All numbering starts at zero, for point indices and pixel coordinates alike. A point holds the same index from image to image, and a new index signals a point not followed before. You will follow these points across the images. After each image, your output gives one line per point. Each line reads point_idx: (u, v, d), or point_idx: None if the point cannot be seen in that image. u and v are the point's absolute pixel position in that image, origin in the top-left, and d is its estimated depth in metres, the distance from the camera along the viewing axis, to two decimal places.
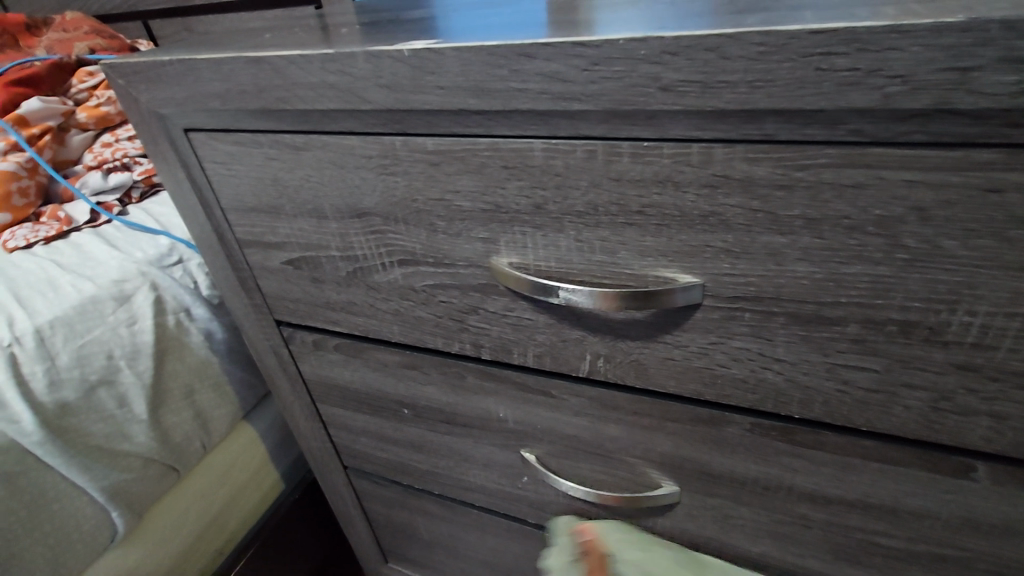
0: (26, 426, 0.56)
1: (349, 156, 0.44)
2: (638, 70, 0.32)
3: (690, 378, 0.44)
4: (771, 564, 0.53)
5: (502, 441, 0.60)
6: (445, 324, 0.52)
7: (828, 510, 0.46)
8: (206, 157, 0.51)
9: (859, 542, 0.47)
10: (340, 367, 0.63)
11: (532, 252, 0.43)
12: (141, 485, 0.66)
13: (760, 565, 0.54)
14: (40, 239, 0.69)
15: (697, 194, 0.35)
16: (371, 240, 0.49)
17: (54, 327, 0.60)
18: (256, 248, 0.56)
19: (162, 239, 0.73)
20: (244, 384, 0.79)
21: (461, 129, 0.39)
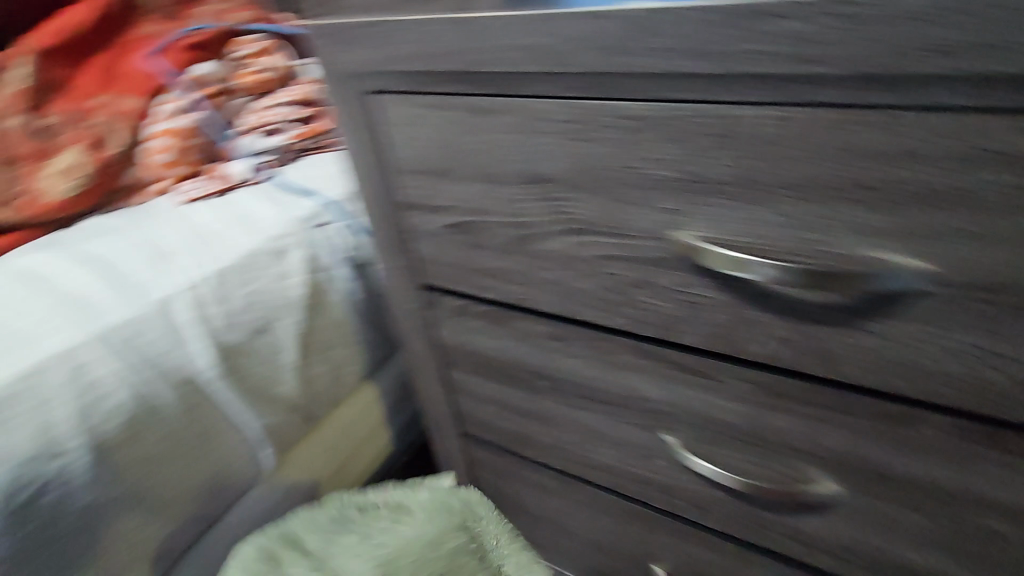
0: (206, 362, 0.61)
1: (539, 120, 0.44)
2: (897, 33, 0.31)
3: (888, 370, 0.41)
4: None
5: (642, 421, 0.59)
6: (607, 297, 0.51)
7: None
8: (388, 119, 0.53)
9: None
10: (481, 334, 0.65)
11: (728, 226, 0.41)
12: (286, 429, 0.70)
13: None
14: (211, 193, 0.75)
15: (945, 167, 0.33)
16: (544, 208, 0.49)
17: (227, 274, 0.65)
18: (420, 210, 0.58)
19: (312, 201, 0.77)
20: (372, 345, 0.82)
21: (675, 94, 0.39)
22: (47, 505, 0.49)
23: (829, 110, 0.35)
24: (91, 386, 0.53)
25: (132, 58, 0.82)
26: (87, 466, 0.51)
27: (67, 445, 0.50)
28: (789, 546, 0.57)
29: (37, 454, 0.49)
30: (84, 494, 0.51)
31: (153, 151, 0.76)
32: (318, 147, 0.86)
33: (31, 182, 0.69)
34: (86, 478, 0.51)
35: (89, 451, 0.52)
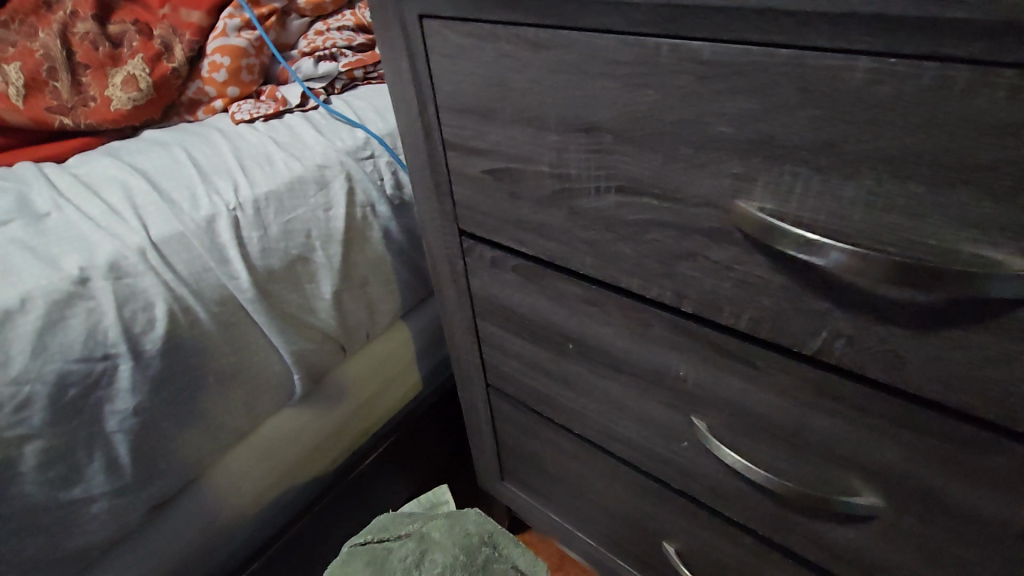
0: (243, 283, 0.61)
1: (596, 59, 0.39)
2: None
3: (963, 388, 0.36)
4: None
5: (671, 401, 0.55)
6: (648, 266, 0.47)
7: None
8: (432, 46, 0.49)
9: None
10: (513, 291, 0.62)
11: (799, 200, 0.35)
12: (317, 356, 0.72)
13: None
14: (261, 116, 0.73)
15: None
16: (589, 158, 0.44)
17: (268, 199, 0.65)
18: (458, 152, 0.54)
19: (358, 132, 0.74)
20: (409, 287, 0.82)
21: (760, 37, 0.32)
22: (96, 398, 0.53)
23: (983, 69, 0.27)
24: (134, 296, 0.54)
25: None
26: (133, 372, 0.54)
27: (115, 349, 0.53)
28: (810, 550, 0.53)
29: (88, 353, 0.52)
30: (128, 398, 0.54)
31: (207, 69, 0.74)
32: (373, 77, 0.84)
33: (99, 90, 0.70)
34: (131, 383, 0.54)
35: (135, 359, 0.54)
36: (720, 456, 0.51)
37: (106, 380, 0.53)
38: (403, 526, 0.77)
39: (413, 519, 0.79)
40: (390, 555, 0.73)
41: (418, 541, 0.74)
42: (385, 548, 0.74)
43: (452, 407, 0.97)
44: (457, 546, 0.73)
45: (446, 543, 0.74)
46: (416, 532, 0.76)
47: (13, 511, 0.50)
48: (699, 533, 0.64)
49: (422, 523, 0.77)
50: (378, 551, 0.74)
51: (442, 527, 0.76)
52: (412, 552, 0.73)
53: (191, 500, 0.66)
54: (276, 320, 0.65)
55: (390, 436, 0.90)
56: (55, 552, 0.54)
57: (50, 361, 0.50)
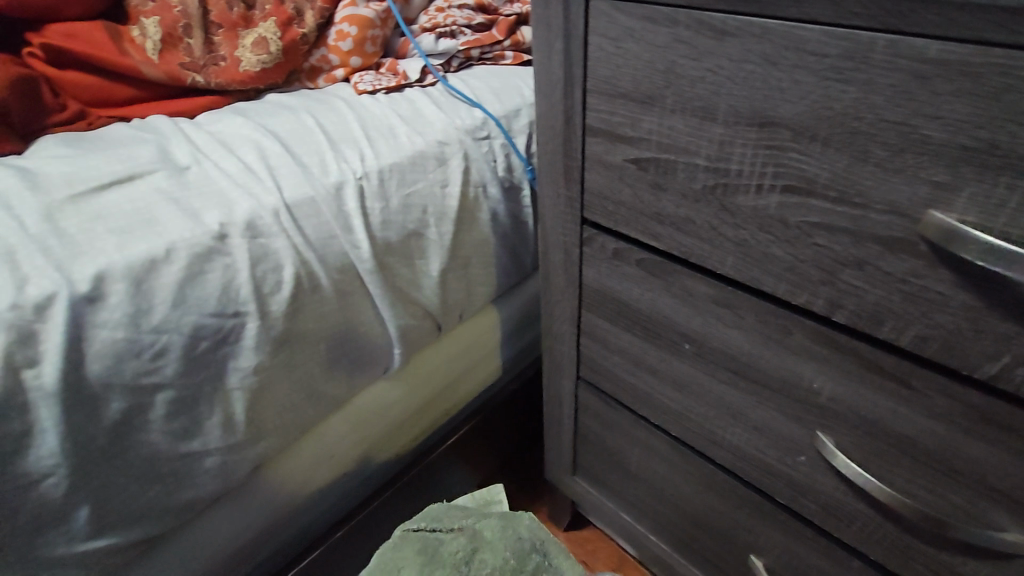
0: (364, 253, 0.61)
1: (793, 50, 0.38)
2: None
3: None
4: None
5: (795, 412, 0.54)
6: (804, 271, 0.45)
7: None
8: (595, 27, 0.48)
9: None
10: (632, 284, 0.61)
11: (1010, 216, 0.34)
12: (417, 332, 0.72)
13: None
14: (383, 88, 0.74)
15: None
16: (759, 155, 0.43)
17: (391, 170, 0.65)
18: (603, 138, 0.54)
19: (476, 112, 0.74)
20: (505, 271, 0.82)
21: (1000, 36, 0.31)
22: (223, 355, 0.52)
23: None
24: (266, 256, 0.54)
25: None
26: (257, 332, 0.54)
27: (245, 307, 0.53)
28: None
29: (221, 309, 0.51)
30: (251, 356, 0.54)
31: (334, 37, 0.75)
32: (487, 59, 0.84)
33: (230, 50, 0.70)
34: (256, 342, 0.54)
35: (262, 318, 0.54)
36: (840, 462, 0.50)
37: (233, 337, 0.53)
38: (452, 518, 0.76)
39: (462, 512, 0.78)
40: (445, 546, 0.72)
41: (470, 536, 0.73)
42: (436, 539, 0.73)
43: (524, 394, 0.99)
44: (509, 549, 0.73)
45: (497, 545, 0.73)
46: (466, 527, 0.75)
47: (136, 461, 0.49)
48: (798, 549, 0.62)
49: (474, 520, 0.76)
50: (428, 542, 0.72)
51: (495, 527, 0.75)
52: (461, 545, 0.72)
53: (289, 466, 0.66)
54: (389, 292, 0.65)
55: (458, 431, 0.90)
56: (168, 505, 0.53)
57: (187, 312, 0.49)
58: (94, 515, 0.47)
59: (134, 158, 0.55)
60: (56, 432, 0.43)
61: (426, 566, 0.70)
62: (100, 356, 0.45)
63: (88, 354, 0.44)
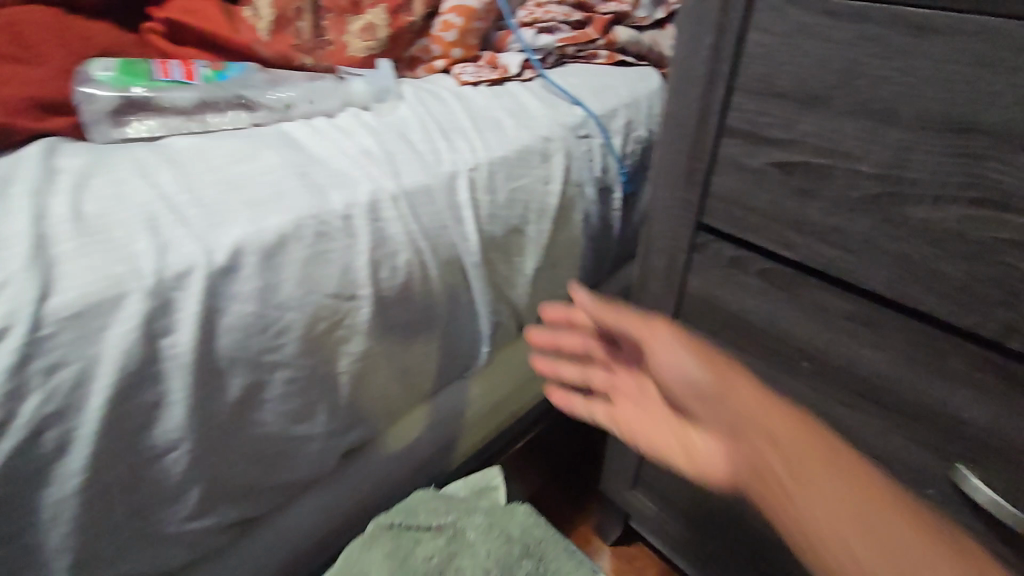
0: (472, 245, 0.59)
1: (1013, 51, 0.35)
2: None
3: None
4: None
5: (929, 442, 0.51)
6: (974, 291, 0.42)
7: None
8: (758, 21, 0.46)
9: None
10: (746, 295, 0.58)
11: None
12: (505, 332, 0.70)
13: None
14: (486, 81, 0.72)
15: None
16: (944, 163, 0.40)
17: (501, 165, 0.63)
18: (741, 140, 0.51)
19: (577, 110, 0.73)
20: (589, 274, 0.80)
21: None
22: (337, 338, 0.51)
23: None
24: (385, 241, 0.52)
25: None
26: (369, 317, 0.52)
27: (361, 292, 0.51)
28: None
29: (340, 291, 0.50)
30: (360, 341, 0.52)
31: (440, 28, 0.74)
32: (581, 56, 0.83)
33: (337, 35, 0.70)
34: (366, 328, 0.52)
35: (374, 304, 0.52)
36: (974, 485, 0.46)
37: (345, 323, 0.51)
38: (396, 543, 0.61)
39: (398, 521, 0.62)
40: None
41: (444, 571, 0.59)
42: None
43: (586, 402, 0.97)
44: (509, 530, 0.63)
45: (488, 537, 0.62)
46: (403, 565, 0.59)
47: (248, 441, 0.47)
48: None
49: (457, 515, 0.64)
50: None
51: (480, 527, 0.63)
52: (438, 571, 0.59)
53: (371, 459, 0.64)
54: (487, 290, 0.63)
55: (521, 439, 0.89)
56: (267, 486, 0.51)
57: (309, 294, 0.48)
58: (203, 495, 0.46)
59: (259, 136, 0.54)
60: (182, 407, 0.41)
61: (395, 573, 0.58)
62: (230, 330, 0.43)
63: (220, 327, 0.43)
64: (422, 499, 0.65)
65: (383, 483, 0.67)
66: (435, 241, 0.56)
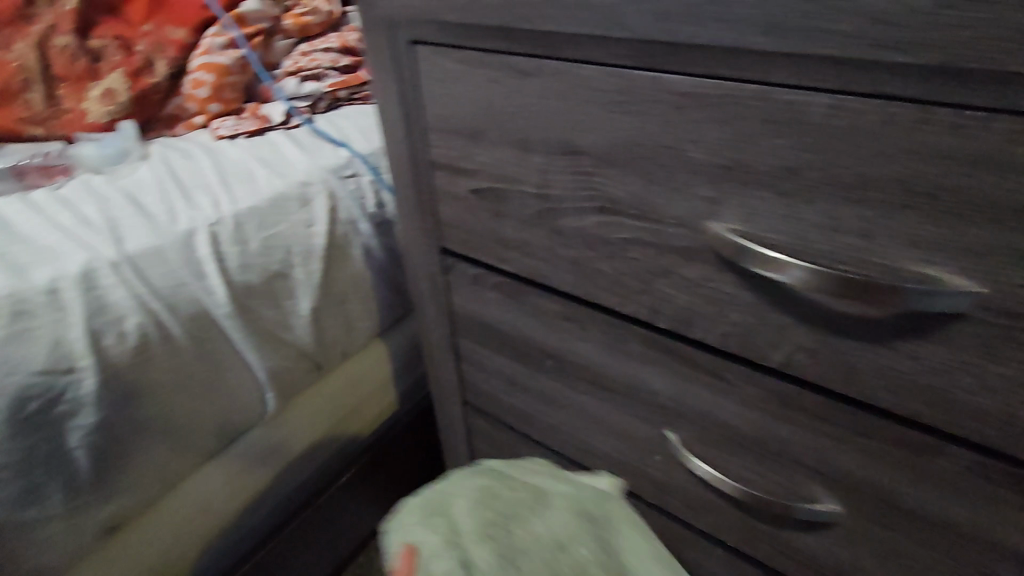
0: (219, 297, 0.60)
1: (580, 87, 0.42)
2: (1012, 17, 0.26)
3: (912, 396, 0.39)
4: None
5: (645, 414, 0.58)
6: (626, 283, 0.50)
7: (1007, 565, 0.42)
8: (421, 70, 0.51)
9: None
10: (493, 307, 0.64)
11: (762, 221, 0.39)
12: (292, 375, 0.71)
13: None
14: (244, 132, 0.74)
15: (1019, 181, 0.29)
16: (573, 181, 0.47)
17: (249, 215, 0.64)
18: (445, 172, 0.56)
19: (342, 151, 0.76)
20: (389, 304, 0.82)
21: (733, 72, 0.35)
22: (58, 413, 0.51)
23: (924, 108, 0.30)
24: (105, 308, 0.54)
25: None
26: (98, 387, 0.52)
27: (81, 362, 0.52)
28: (779, 561, 0.56)
29: (52, 365, 0.50)
30: (92, 412, 0.52)
31: (191, 85, 0.76)
32: (356, 99, 0.84)
33: (76, 103, 0.73)
34: (95, 397, 0.52)
35: (102, 371, 0.53)
36: (693, 465, 0.54)
37: (66, 395, 0.51)
38: (427, 538, 0.48)
39: (418, 528, 0.49)
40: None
41: (498, 547, 0.48)
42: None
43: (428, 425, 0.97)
44: (567, 511, 0.52)
45: (546, 511, 0.52)
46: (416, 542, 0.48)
47: None
48: (672, 545, 0.66)
49: (553, 483, 0.55)
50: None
51: (564, 496, 0.53)
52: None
53: (155, 522, 0.64)
54: (252, 338, 0.64)
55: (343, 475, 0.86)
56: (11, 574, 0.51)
57: (9, 374, 0.48)
58: None
59: None
60: None
61: (476, 505, 0.51)
62: None
63: None
64: (489, 491, 0.53)
65: (178, 543, 0.67)
66: (176, 298, 0.58)
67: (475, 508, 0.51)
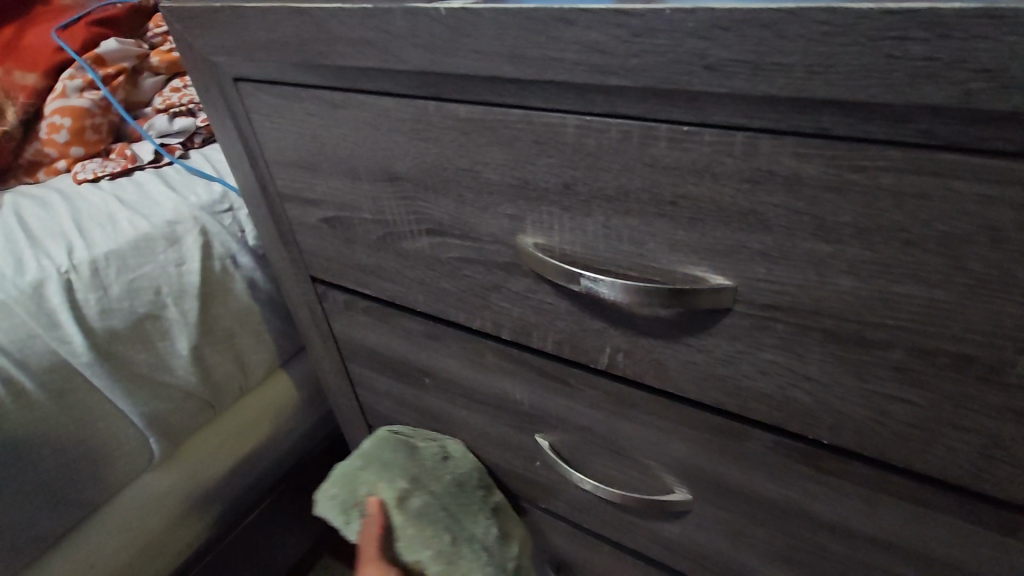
0: (76, 347, 0.60)
1: (383, 117, 0.43)
2: (682, 43, 0.29)
3: (712, 386, 0.41)
4: None
5: (516, 423, 0.59)
6: (468, 299, 0.51)
7: (830, 541, 0.44)
8: (249, 106, 0.51)
9: None
10: (367, 330, 0.64)
11: (559, 234, 0.40)
12: (177, 416, 0.70)
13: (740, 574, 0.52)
14: (107, 173, 0.74)
15: (736, 187, 0.31)
16: (401, 205, 0.48)
17: (108, 259, 0.64)
18: (294, 203, 0.57)
19: (215, 186, 0.75)
20: (283, 334, 0.81)
21: (498, 98, 0.37)
22: None
23: (648, 125, 0.32)
24: None
25: (36, 36, 0.83)
26: None
27: None
28: (656, 552, 0.57)
29: None
30: None
31: (48, 131, 0.76)
32: None
33: None
34: None
35: None
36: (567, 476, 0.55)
37: None
38: (386, 488, 0.59)
39: (374, 477, 0.61)
40: (454, 556, 0.58)
41: (447, 494, 0.61)
42: (447, 538, 0.58)
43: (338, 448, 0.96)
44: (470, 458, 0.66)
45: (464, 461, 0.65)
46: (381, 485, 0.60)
47: None
48: (569, 546, 0.67)
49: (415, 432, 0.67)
50: (449, 554, 0.58)
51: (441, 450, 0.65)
52: (437, 527, 0.59)
53: None
54: (121, 383, 0.64)
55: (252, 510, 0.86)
56: None
57: None
58: None
59: None
60: None
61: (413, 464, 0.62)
62: None
63: None
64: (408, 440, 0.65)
65: None
66: (24, 352, 0.58)
67: (422, 469, 0.62)
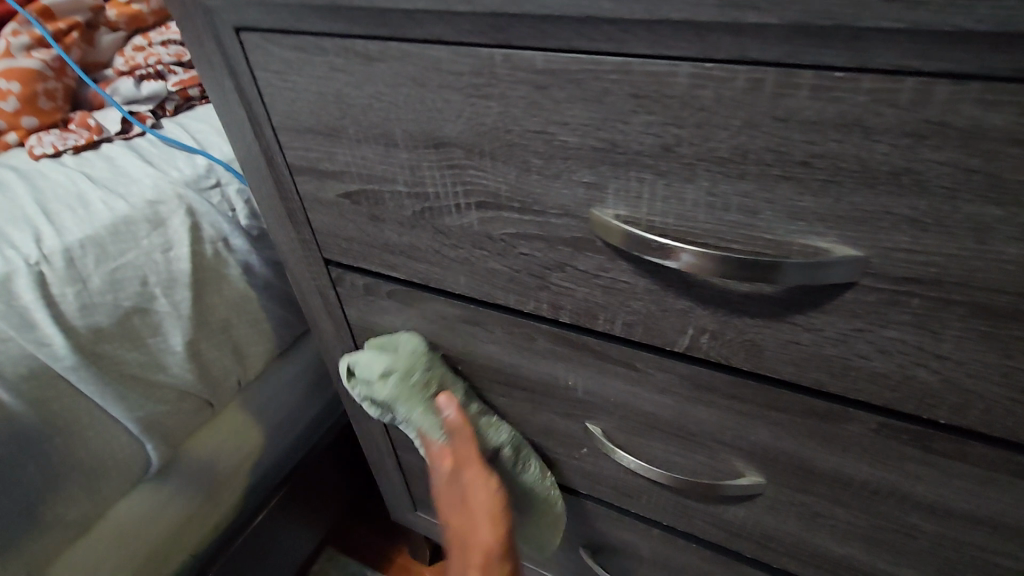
0: (57, 350, 0.52)
1: (432, 71, 0.37)
2: None
3: (814, 367, 0.38)
4: (838, 560, 0.50)
5: (565, 410, 0.55)
6: (522, 280, 0.45)
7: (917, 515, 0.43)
8: (255, 62, 0.43)
9: (953, 554, 0.43)
10: (391, 317, 0.58)
11: (648, 205, 0.35)
12: (176, 419, 0.63)
13: (808, 550, 0.51)
14: (70, 147, 0.64)
15: (892, 143, 0.27)
16: (446, 175, 0.42)
17: (84, 246, 0.55)
18: (308, 175, 0.50)
19: (199, 159, 0.66)
20: (283, 323, 0.74)
21: (586, 44, 0.31)
22: None
23: (786, 72, 0.27)
24: None
25: None
26: None
27: None
28: (715, 534, 0.56)
29: None
30: None
31: None
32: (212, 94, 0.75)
33: None
34: None
35: None
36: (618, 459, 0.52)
37: None
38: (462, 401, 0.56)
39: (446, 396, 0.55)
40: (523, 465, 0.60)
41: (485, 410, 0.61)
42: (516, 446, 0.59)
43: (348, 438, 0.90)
44: None
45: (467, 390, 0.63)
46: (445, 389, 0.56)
47: None
48: (613, 530, 0.65)
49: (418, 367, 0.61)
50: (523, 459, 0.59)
51: None
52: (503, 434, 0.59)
53: None
54: (111, 387, 0.56)
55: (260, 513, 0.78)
56: None
57: None
58: None
59: None
60: None
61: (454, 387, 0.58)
62: None
63: None
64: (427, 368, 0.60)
65: None
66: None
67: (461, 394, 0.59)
